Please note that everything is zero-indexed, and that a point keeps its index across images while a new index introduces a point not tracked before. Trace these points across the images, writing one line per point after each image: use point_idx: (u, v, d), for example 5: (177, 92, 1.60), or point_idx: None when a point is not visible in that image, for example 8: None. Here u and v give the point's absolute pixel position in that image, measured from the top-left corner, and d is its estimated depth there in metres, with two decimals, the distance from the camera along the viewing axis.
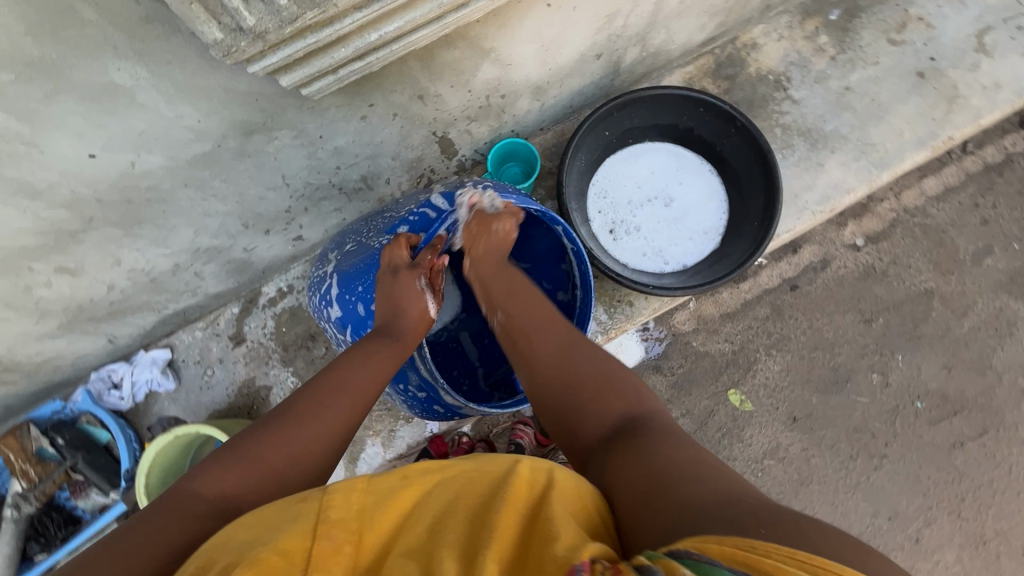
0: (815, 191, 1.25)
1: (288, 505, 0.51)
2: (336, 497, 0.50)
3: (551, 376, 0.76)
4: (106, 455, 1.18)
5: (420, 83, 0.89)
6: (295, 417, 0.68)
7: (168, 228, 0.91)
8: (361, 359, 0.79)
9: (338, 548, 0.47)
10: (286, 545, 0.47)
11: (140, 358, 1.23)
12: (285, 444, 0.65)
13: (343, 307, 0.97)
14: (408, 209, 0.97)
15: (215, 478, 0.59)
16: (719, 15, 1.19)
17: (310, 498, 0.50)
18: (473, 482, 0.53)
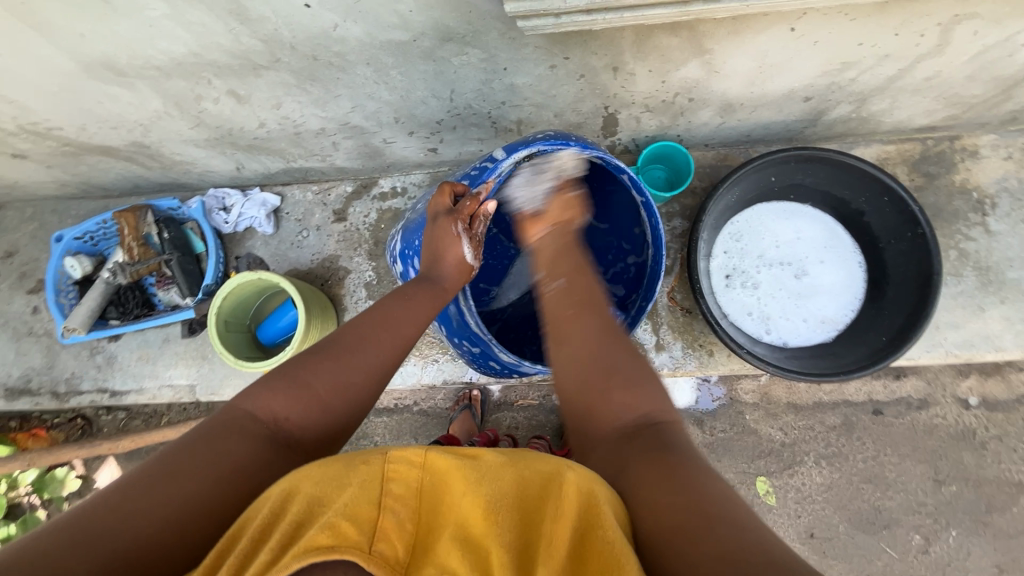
0: (959, 332, 1.12)
1: (351, 462, 0.56)
2: (397, 467, 0.55)
3: (581, 363, 0.74)
4: (195, 264, 1.28)
5: (623, 55, 0.84)
6: (336, 351, 0.74)
7: (333, 95, 0.93)
8: (400, 301, 0.83)
9: (400, 524, 0.51)
10: (354, 509, 0.51)
11: (255, 195, 1.31)
12: (327, 373, 0.71)
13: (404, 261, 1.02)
14: (471, 166, 0.98)
15: (264, 399, 0.67)
16: (956, 107, 1.05)
17: (372, 462, 0.55)
18: (524, 480, 0.56)
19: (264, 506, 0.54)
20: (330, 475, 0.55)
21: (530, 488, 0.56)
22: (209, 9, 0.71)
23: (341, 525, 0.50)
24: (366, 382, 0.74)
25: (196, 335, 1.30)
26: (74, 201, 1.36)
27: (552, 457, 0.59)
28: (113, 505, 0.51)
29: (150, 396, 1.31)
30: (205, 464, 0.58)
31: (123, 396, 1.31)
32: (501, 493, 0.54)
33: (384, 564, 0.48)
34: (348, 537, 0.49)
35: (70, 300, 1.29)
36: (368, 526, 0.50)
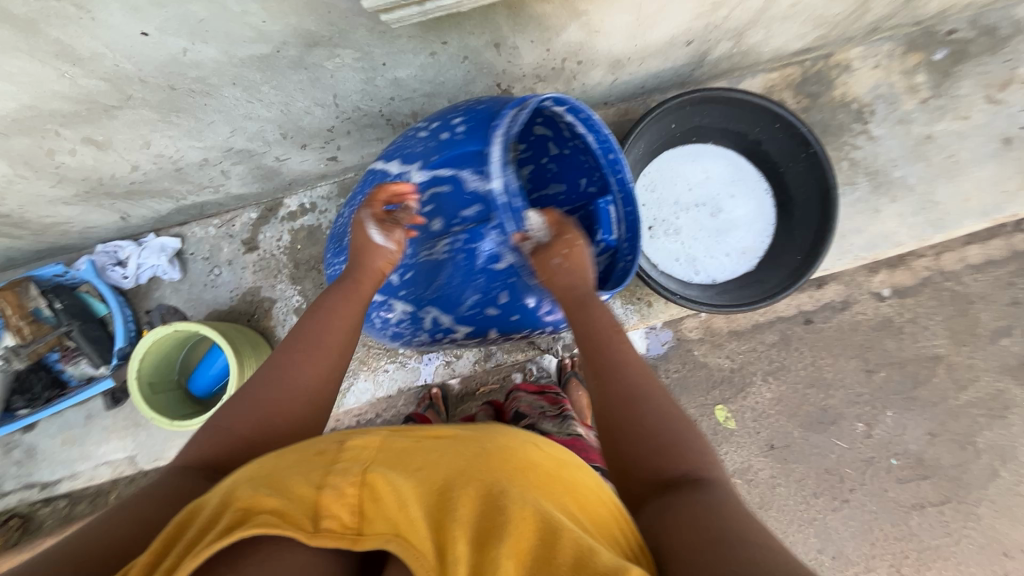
0: (863, 236, 1.21)
1: (305, 456, 0.57)
2: (352, 452, 0.57)
3: (611, 415, 0.71)
4: (100, 328, 1.18)
5: (500, 31, 0.82)
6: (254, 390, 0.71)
7: (206, 122, 0.86)
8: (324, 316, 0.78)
9: (343, 493, 0.51)
10: (299, 494, 0.51)
11: (151, 242, 1.21)
12: (244, 408, 0.69)
13: (473, 321, 0.94)
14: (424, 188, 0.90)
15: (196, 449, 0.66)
16: (824, 27, 1.11)
17: (327, 453, 0.57)
18: (462, 452, 0.57)
19: (214, 496, 0.53)
20: (287, 464, 0.56)
21: (476, 454, 0.56)
22: (29, 54, 0.63)
23: (288, 512, 0.50)
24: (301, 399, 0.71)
25: (122, 404, 1.20)
26: None
27: (516, 436, 0.61)
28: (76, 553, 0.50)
29: (86, 480, 1.20)
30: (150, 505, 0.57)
31: (55, 486, 1.20)
32: (461, 464, 0.55)
33: (332, 536, 0.50)
34: (293, 520, 0.50)
35: None
36: (309, 510, 0.50)
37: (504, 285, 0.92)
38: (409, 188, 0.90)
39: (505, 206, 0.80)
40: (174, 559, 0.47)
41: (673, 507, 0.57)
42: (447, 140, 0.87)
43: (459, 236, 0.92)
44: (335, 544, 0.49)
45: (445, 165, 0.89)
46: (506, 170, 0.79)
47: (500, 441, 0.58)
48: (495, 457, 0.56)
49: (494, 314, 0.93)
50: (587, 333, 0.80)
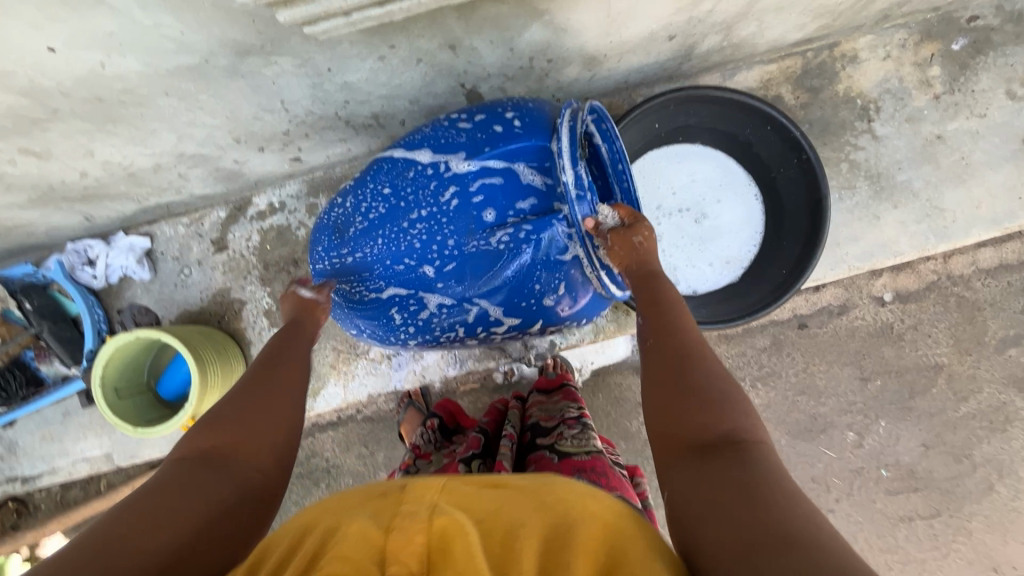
0: (859, 244, 1.13)
1: (368, 499, 0.49)
2: (414, 493, 0.47)
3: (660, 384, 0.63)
4: (72, 328, 1.17)
5: (454, 33, 0.76)
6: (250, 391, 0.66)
7: (148, 131, 0.82)
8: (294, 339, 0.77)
9: (410, 539, 0.41)
10: (363, 533, 0.43)
11: (119, 241, 1.19)
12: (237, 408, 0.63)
13: (522, 312, 0.85)
14: (467, 176, 0.78)
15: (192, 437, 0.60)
16: (826, 16, 1.00)
17: (389, 495, 0.48)
18: (532, 503, 0.49)
19: (284, 538, 0.47)
20: (344, 506, 0.49)
21: (539, 506, 0.49)
22: None
23: (349, 552, 0.41)
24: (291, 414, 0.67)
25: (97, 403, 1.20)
26: None
27: (574, 487, 0.52)
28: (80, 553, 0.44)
29: (66, 473, 1.23)
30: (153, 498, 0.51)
31: (37, 479, 1.24)
32: (526, 518, 0.47)
33: None
34: (358, 563, 0.40)
35: None
36: (376, 555, 0.40)
37: (563, 275, 0.81)
38: (451, 178, 0.79)
39: (575, 203, 0.72)
40: None
41: (710, 477, 0.51)
42: (501, 133, 0.79)
43: (520, 227, 0.77)
44: None
45: (499, 157, 0.78)
46: (579, 167, 0.73)
47: (560, 493, 0.50)
48: (555, 506, 0.48)
49: (548, 305, 0.84)
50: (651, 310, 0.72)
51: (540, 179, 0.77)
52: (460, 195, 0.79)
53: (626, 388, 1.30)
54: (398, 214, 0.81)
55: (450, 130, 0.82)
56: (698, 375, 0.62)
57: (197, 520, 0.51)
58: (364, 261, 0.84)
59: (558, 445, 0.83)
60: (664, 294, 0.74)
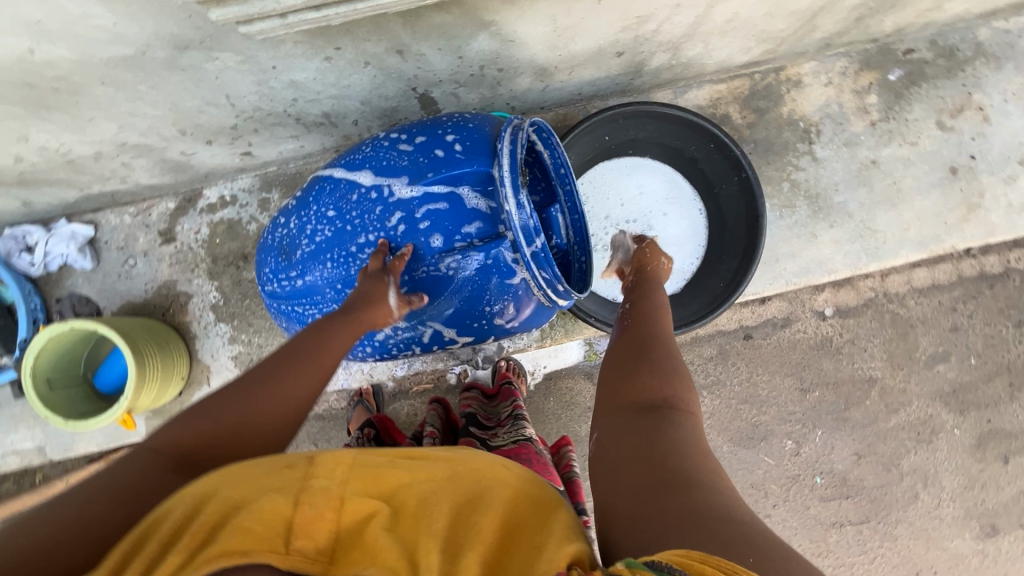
0: (797, 261, 1.18)
1: (272, 468, 0.48)
2: (322, 468, 0.47)
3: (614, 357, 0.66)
4: (6, 317, 1.14)
5: (400, 38, 0.77)
6: (245, 386, 0.63)
7: (85, 119, 0.81)
8: (314, 334, 0.71)
9: (320, 514, 0.44)
10: (269, 506, 0.44)
11: (61, 229, 1.16)
12: (224, 403, 0.61)
13: (474, 331, 0.88)
14: (411, 200, 0.78)
15: (170, 433, 0.58)
16: (769, 41, 1.05)
17: (298, 467, 0.48)
18: (444, 479, 0.50)
19: (182, 504, 0.44)
20: (247, 473, 0.47)
21: (451, 478, 0.50)
22: None
23: (255, 528, 0.42)
24: (285, 411, 0.64)
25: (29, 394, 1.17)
26: None
27: (488, 457, 0.55)
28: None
29: None
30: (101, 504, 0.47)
31: None
32: (429, 490, 0.49)
33: (307, 561, 0.42)
34: (264, 540, 0.42)
35: None
36: (280, 526, 0.43)
37: (512, 298, 0.84)
38: (395, 204, 0.78)
39: (518, 229, 0.74)
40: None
41: (639, 429, 0.53)
42: (442, 158, 0.78)
43: (468, 253, 0.78)
44: (306, 571, 0.42)
45: (441, 183, 0.78)
46: (520, 195, 0.74)
47: (473, 464, 0.53)
48: (467, 475, 0.51)
49: (498, 324, 0.87)
50: (643, 300, 0.77)
51: (484, 203, 0.78)
52: (403, 221, 0.78)
53: (574, 393, 1.33)
54: (344, 238, 0.81)
55: (392, 154, 0.81)
56: (654, 356, 0.64)
57: None
58: (313, 284, 0.84)
59: (492, 441, 0.94)
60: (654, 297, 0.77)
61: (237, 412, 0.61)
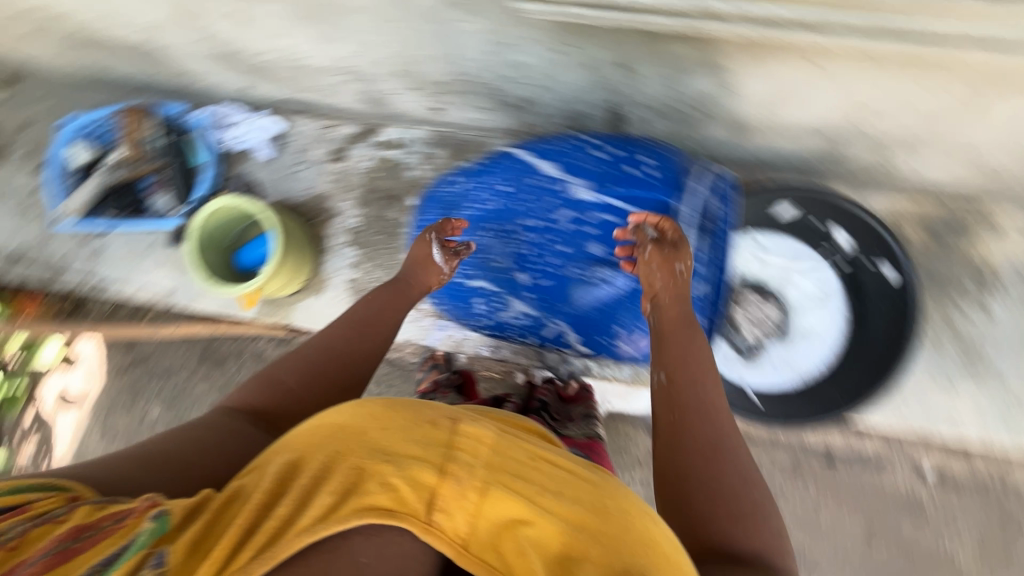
0: (922, 404, 1.12)
1: (417, 425, 0.61)
2: (465, 442, 0.60)
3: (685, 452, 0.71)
4: (190, 174, 1.31)
5: (630, 54, 0.81)
6: (307, 350, 0.85)
7: (334, 36, 0.92)
8: (369, 304, 0.93)
9: (462, 491, 0.56)
10: (417, 476, 0.56)
11: (258, 117, 1.30)
12: (292, 367, 0.83)
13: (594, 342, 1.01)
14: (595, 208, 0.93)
15: (242, 394, 0.79)
16: (984, 174, 0.98)
17: (437, 429, 0.61)
18: (576, 486, 0.60)
19: (322, 451, 0.58)
20: (396, 425, 0.61)
21: (594, 493, 0.59)
22: None
23: (403, 492, 0.55)
24: (339, 365, 0.84)
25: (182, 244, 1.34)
26: (90, 90, 1.38)
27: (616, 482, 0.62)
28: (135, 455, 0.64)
29: (130, 293, 1.37)
30: (195, 438, 0.69)
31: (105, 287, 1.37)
32: (573, 508, 0.57)
33: (441, 532, 0.55)
34: (407, 508, 0.55)
35: (67, 184, 1.31)
36: (426, 496, 0.55)
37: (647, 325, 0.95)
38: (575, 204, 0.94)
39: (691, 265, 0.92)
40: (287, 510, 0.53)
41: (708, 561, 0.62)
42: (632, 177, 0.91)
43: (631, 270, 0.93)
44: (444, 543, 0.55)
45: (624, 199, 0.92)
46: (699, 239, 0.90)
47: (618, 498, 0.59)
48: (598, 497, 0.58)
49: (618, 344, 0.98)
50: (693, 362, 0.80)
51: None
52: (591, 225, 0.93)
53: (629, 442, 1.30)
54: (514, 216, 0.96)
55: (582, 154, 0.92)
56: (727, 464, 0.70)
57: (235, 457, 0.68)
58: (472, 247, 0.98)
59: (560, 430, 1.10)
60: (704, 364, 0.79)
61: (299, 374, 0.82)
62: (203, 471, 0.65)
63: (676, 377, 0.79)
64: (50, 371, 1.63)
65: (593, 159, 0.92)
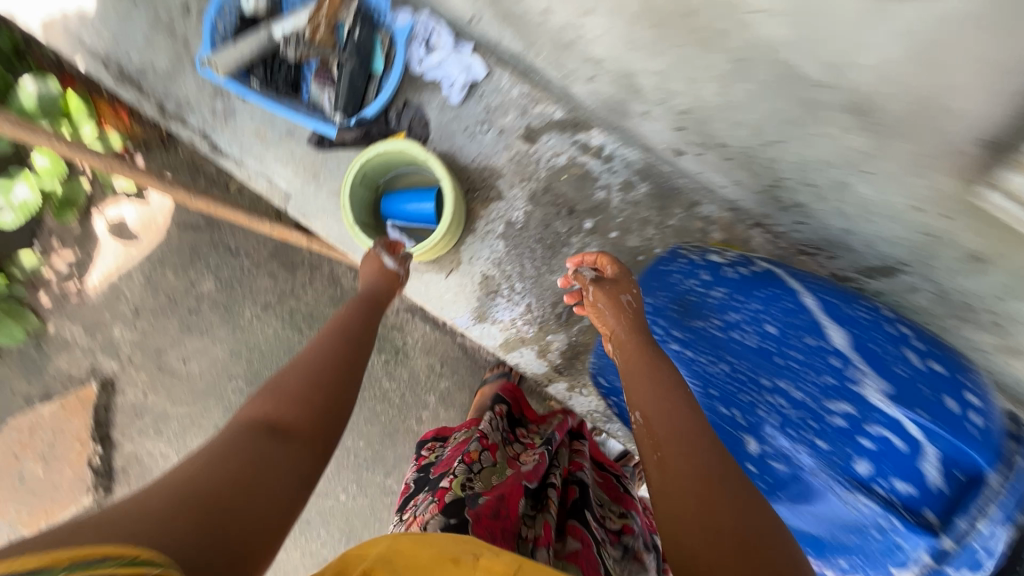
0: None
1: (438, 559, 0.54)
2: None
3: (686, 525, 0.59)
4: (364, 83, 1.10)
5: (1004, 257, 0.64)
6: (294, 357, 0.71)
7: (652, 50, 0.73)
8: (363, 303, 0.86)
9: None
10: None
11: (463, 52, 1.09)
12: (295, 366, 0.69)
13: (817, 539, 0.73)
14: (878, 422, 0.65)
15: (253, 402, 0.63)
16: None
17: (460, 563, 0.54)
18: None
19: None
20: (413, 558, 0.55)
21: None
22: None
23: None
24: (330, 364, 0.70)
25: (321, 151, 1.15)
26: None
27: None
28: (141, 495, 0.47)
29: (244, 176, 1.20)
30: (185, 465, 0.52)
31: (220, 156, 1.20)
32: None
33: None
34: None
35: (224, 29, 1.10)
36: None
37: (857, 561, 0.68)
38: (850, 394, 0.68)
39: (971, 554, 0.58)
40: None
41: None
42: (953, 414, 0.61)
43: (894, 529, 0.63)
44: None
45: (932, 433, 0.61)
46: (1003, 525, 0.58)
47: None
48: None
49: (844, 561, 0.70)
50: (673, 421, 0.67)
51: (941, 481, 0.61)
52: (865, 439, 0.66)
53: None
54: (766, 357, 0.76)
55: (893, 354, 0.68)
56: (739, 551, 0.55)
57: (237, 471, 0.53)
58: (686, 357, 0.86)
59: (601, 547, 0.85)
60: (692, 425, 0.66)
61: (302, 373, 0.67)
62: (241, 517, 0.50)
63: (649, 416, 0.69)
64: (119, 195, 1.50)
65: (901, 358, 0.67)
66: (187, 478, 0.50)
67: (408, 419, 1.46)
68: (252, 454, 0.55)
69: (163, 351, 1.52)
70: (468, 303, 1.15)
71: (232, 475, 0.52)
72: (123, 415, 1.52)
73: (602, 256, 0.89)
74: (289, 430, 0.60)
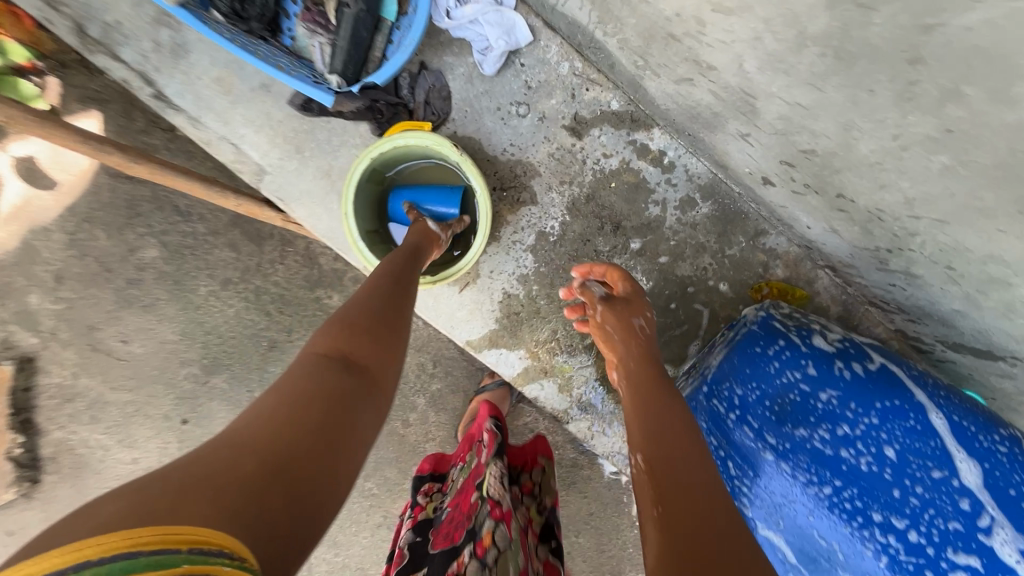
0: None
1: None
2: None
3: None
4: (370, 36, 0.84)
5: None
6: (360, 296, 0.62)
7: (807, 83, 0.53)
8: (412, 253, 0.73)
9: None
10: None
11: (506, 13, 0.85)
12: (362, 304, 0.60)
13: None
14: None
15: (320, 339, 0.54)
16: None
17: None
18: None
19: None
20: None
21: None
22: None
23: None
24: (386, 323, 0.59)
25: (308, 116, 0.90)
26: None
27: None
28: (208, 452, 0.39)
29: (202, 139, 0.92)
30: (257, 411, 0.44)
31: (169, 108, 0.91)
32: None
33: None
34: None
35: None
36: None
37: None
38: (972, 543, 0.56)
39: None
40: None
41: None
42: None
43: None
44: None
45: None
46: None
47: None
48: None
49: None
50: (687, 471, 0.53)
51: None
52: None
53: None
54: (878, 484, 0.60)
55: None
56: None
57: (307, 426, 0.43)
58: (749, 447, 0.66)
59: None
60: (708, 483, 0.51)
61: (371, 317, 0.58)
62: (323, 480, 0.41)
63: (653, 461, 0.55)
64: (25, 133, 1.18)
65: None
66: (263, 427, 0.42)
67: (392, 421, 1.31)
68: (327, 401, 0.46)
69: (96, 327, 1.26)
70: (484, 325, 0.97)
71: (301, 427, 0.43)
72: (49, 398, 1.28)
73: (614, 270, 0.79)
74: (362, 383, 0.51)
